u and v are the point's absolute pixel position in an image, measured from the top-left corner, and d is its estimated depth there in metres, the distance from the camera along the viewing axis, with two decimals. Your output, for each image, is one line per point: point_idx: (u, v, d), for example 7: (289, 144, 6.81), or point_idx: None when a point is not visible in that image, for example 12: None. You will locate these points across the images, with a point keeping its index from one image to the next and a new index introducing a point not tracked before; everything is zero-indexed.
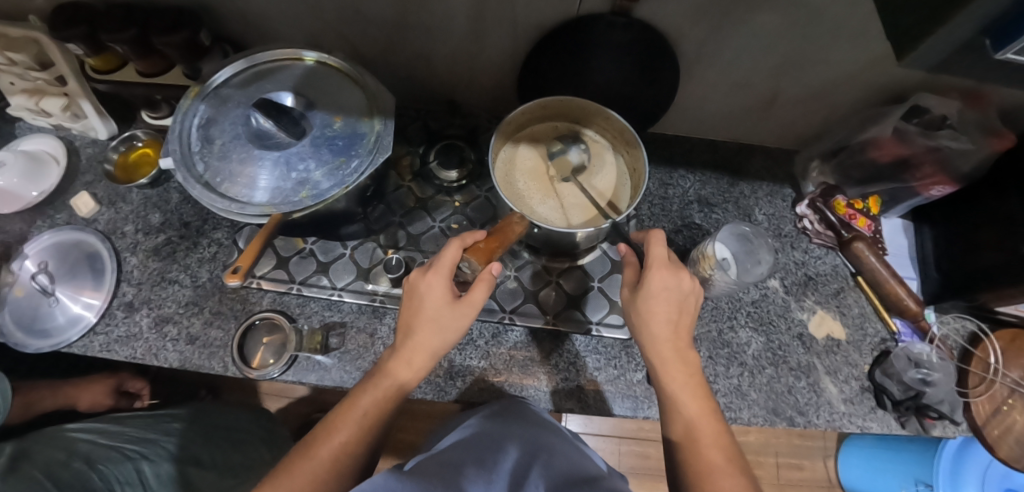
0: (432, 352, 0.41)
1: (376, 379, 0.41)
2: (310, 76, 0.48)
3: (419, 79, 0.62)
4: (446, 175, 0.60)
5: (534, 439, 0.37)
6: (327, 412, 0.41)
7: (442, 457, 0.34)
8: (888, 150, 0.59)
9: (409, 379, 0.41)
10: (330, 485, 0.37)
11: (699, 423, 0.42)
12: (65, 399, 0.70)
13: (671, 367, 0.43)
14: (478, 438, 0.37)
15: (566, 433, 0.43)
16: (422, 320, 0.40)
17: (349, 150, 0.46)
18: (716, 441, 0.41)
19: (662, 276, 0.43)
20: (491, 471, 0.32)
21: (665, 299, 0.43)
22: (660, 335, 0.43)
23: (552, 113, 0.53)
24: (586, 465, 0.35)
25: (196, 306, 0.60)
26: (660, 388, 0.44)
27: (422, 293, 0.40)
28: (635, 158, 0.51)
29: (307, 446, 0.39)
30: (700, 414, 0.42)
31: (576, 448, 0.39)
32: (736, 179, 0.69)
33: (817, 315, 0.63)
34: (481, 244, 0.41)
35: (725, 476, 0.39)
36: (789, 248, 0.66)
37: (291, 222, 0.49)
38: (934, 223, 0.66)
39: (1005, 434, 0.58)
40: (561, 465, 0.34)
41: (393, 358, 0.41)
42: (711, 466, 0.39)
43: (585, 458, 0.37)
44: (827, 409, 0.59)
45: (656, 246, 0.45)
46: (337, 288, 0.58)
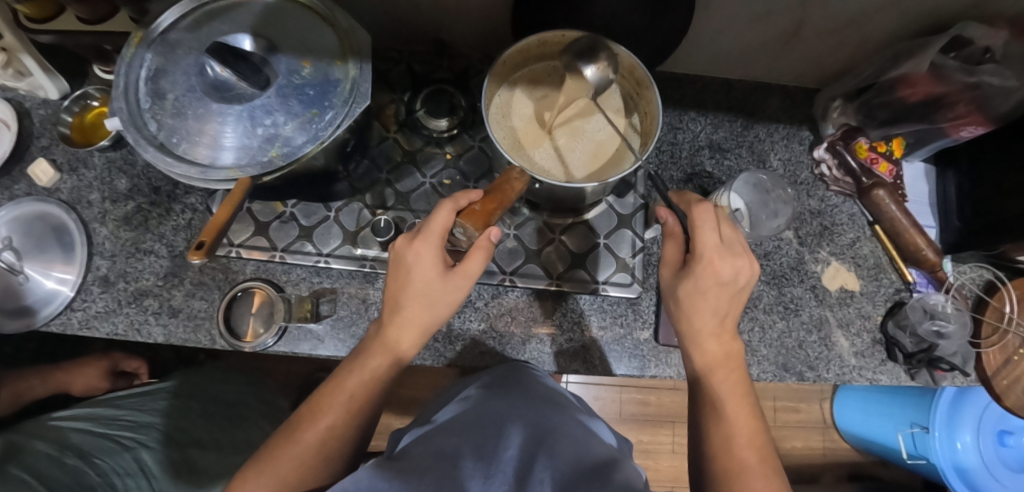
0: (423, 328, 0.38)
1: (364, 359, 0.38)
2: (269, 14, 0.43)
3: (401, 15, 0.55)
4: (436, 124, 0.55)
5: (539, 421, 0.36)
6: (315, 390, 0.38)
7: (436, 441, 0.32)
8: (918, 89, 0.54)
9: (402, 355, 0.39)
10: (318, 471, 0.35)
11: (733, 415, 0.40)
12: (59, 386, 0.69)
13: (710, 359, 0.42)
14: (480, 419, 0.35)
15: (566, 405, 0.41)
16: (411, 294, 0.37)
17: (322, 100, 0.41)
18: (746, 433, 0.40)
19: (713, 267, 0.39)
20: (490, 464, 0.29)
21: (716, 289, 0.40)
22: (703, 329, 0.41)
23: (553, 50, 0.47)
24: (593, 445, 0.34)
25: (176, 278, 0.56)
26: (693, 367, 0.43)
27: (410, 265, 0.37)
28: (646, 100, 0.45)
29: (293, 429, 0.36)
30: (734, 403, 0.41)
31: (581, 424, 0.37)
32: (751, 121, 0.63)
33: (831, 267, 0.60)
34: (477, 207, 0.36)
35: (757, 477, 0.37)
36: (805, 196, 0.62)
37: (265, 188, 0.45)
38: (958, 168, 0.62)
39: (1013, 384, 0.58)
40: (570, 453, 0.32)
41: (382, 334, 0.38)
42: (743, 466, 0.38)
43: (592, 435, 0.36)
44: (837, 362, 0.58)
45: (705, 231, 0.40)
46: (323, 254, 0.54)
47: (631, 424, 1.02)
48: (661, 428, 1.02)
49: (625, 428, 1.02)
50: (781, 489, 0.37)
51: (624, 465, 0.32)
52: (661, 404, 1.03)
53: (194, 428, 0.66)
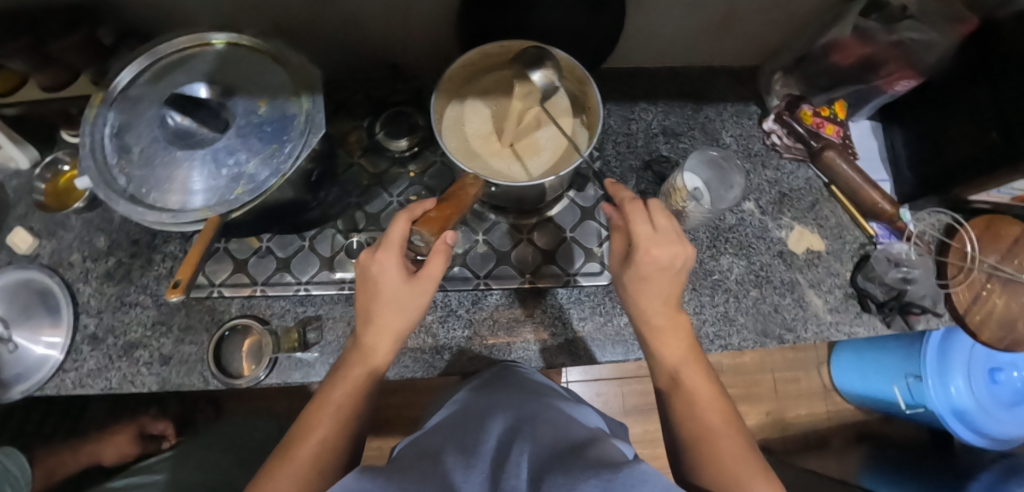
0: (396, 334, 0.40)
1: (344, 371, 0.40)
2: (222, 61, 0.46)
3: (353, 46, 0.58)
4: (396, 144, 0.56)
5: (522, 410, 0.37)
6: (302, 413, 0.39)
7: (429, 442, 0.34)
8: (850, 52, 0.57)
9: (380, 363, 0.41)
10: (315, 486, 0.35)
11: (693, 386, 0.43)
12: (88, 458, 0.70)
13: (662, 335, 0.44)
14: (466, 416, 0.37)
15: (548, 394, 0.43)
16: (381, 304, 0.39)
17: (280, 135, 0.43)
18: (708, 397, 0.43)
19: (652, 257, 0.41)
20: (472, 456, 0.31)
21: (660, 272, 0.42)
22: (651, 309, 0.44)
23: (497, 61, 0.49)
24: (573, 431, 0.35)
25: (163, 325, 0.57)
26: (661, 364, 0.45)
27: (376, 276, 0.38)
28: (588, 97, 0.47)
29: (288, 446, 0.37)
30: (691, 370, 0.44)
31: (564, 413, 0.38)
32: (701, 104, 0.66)
33: (795, 231, 0.63)
34: (433, 214, 0.38)
35: (722, 438, 0.40)
36: (761, 168, 0.65)
37: (235, 224, 0.47)
38: (902, 122, 0.65)
39: (986, 319, 0.60)
40: (548, 434, 0.33)
41: (359, 347, 0.40)
42: (709, 429, 0.41)
43: (572, 421, 0.37)
44: (814, 320, 0.60)
45: (640, 225, 0.42)
46: (302, 282, 0.56)
47: (636, 416, 1.02)
48: None
49: (631, 420, 1.02)
50: (746, 444, 0.40)
51: (602, 444, 0.33)
52: None
53: (235, 478, 0.68)
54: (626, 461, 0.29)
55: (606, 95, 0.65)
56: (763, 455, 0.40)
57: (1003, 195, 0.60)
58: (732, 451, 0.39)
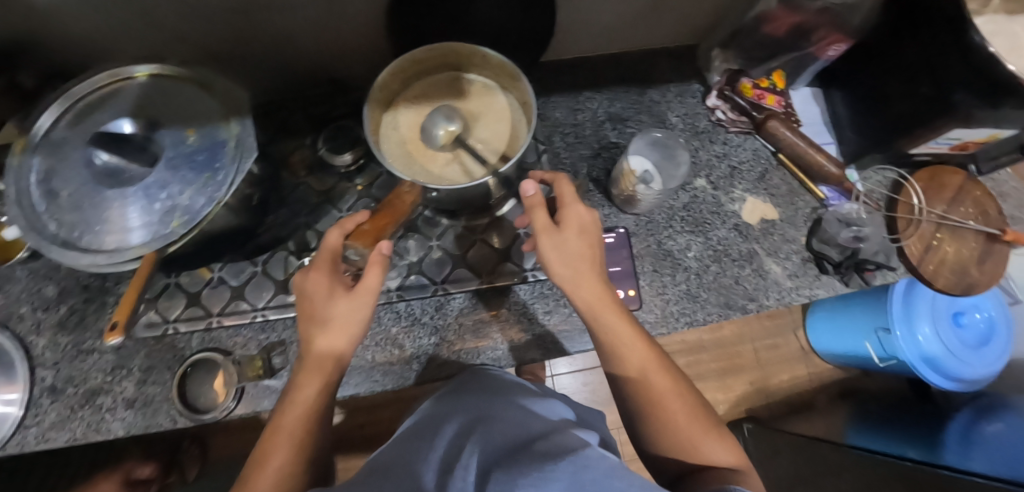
0: (341, 350, 0.40)
1: (293, 394, 0.40)
2: (146, 94, 0.44)
3: (288, 64, 0.57)
4: (340, 159, 0.56)
5: (479, 410, 0.38)
6: (257, 442, 0.39)
7: (398, 451, 0.34)
8: (782, 21, 0.57)
9: (331, 381, 0.41)
10: None
11: (636, 356, 0.44)
12: None
13: (600, 307, 0.44)
14: (426, 423, 0.38)
15: (509, 392, 0.43)
16: (318, 321, 0.39)
17: (212, 163, 0.42)
18: (653, 362, 0.44)
19: (579, 211, 0.45)
20: (425, 462, 0.31)
21: (578, 234, 0.44)
22: (584, 279, 0.44)
23: (428, 65, 0.49)
24: (530, 424, 0.35)
25: (123, 369, 0.56)
26: (603, 336, 0.45)
27: (310, 294, 0.39)
28: (522, 92, 0.47)
29: (246, 477, 0.37)
30: (634, 339, 0.44)
31: (524, 409, 0.38)
32: (644, 87, 0.67)
33: (748, 203, 0.64)
34: (365, 226, 0.39)
35: (673, 398, 0.42)
36: (709, 144, 0.66)
37: (175, 257, 0.45)
38: (838, 86, 0.66)
39: (939, 267, 0.62)
40: (503, 430, 0.34)
41: (305, 368, 0.40)
42: (661, 393, 0.42)
43: (531, 415, 0.37)
44: (775, 287, 0.61)
45: (564, 185, 0.46)
46: (258, 308, 0.55)
47: None
48: None
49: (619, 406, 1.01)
50: (692, 396, 0.43)
51: (558, 435, 0.33)
52: None
53: None
54: (576, 449, 0.30)
55: (550, 87, 0.65)
56: (706, 402, 0.44)
57: (942, 146, 0.61)
58: (683, 409, 0.42)
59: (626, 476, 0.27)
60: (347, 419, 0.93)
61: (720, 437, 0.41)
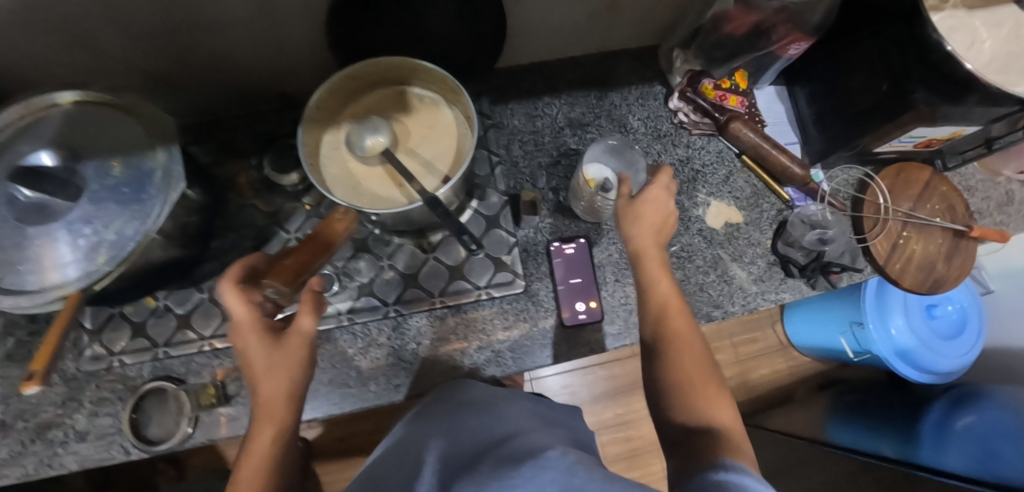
0: (289, 396, 0.39)
1: (249, 444, 0.38)
2: (69, 123, 0.42)
3: (230, 78, 0.55)
4: (287, 178, 0.54)
5: (449, 427, 0.42)
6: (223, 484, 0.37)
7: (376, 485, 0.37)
8: (739, 21, 0.55)
9: (288, 425, 0.39)
10: None
11: (665, 303, 0.46)
12: None
13: (653, 260, 0.47)
14: (405, 449, 0.41)
15: (483, 403, 0.46)
16: (259, 373, 0.37)
17: (139, 195, 0.41)
18: (678, 315, 0.45)
19: (660, 181, 0.48)
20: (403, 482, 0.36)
21: (652, 199, 0.48)
22: (642, 235, 0.47)
23: (369, 79, 0.47)
24: (495, 430, 0.40)
25: (74, 401, 0.54)
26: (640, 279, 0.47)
27: (243, 351, 0.37)
28: (465, 108, 0.45)
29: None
30: (667, 291, 0.46)
31: (492, 418, 0.43)
32: (604, 91, 0.65)
33: (712, 207, 0.63)
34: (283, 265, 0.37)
35: (692, 360, 0.43)
36: (671, 147, 0.64)
37: (104, 295, 0.43)
38: (801, 84, 0.65)
39: (906, 265, 0.61)
40: (470, 447, 0.38)
41: (256, 421, 0.38)
42: (683, 350, 0.43)
43: (498, 424, 0.42)
44: (740, 293, 0.60)
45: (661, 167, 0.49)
46: (205, 337, 0.54)
47: (605, 401, 1.00)
48: (634, 396, 1.00)
49: (600, 407, 1.00)
50: (708, 367, 0.43)
51: (525, 438, 0.37)
52: (629, 373, 1.01)
53: None
54: (538, 452, 0.34)
55: (507, 94, 0.63)
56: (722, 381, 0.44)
57: (906, 145, 0.60)
58: (694, 370, 0.42)
59: (581, 471, 0.30)
60: (324, 432, 0.92)
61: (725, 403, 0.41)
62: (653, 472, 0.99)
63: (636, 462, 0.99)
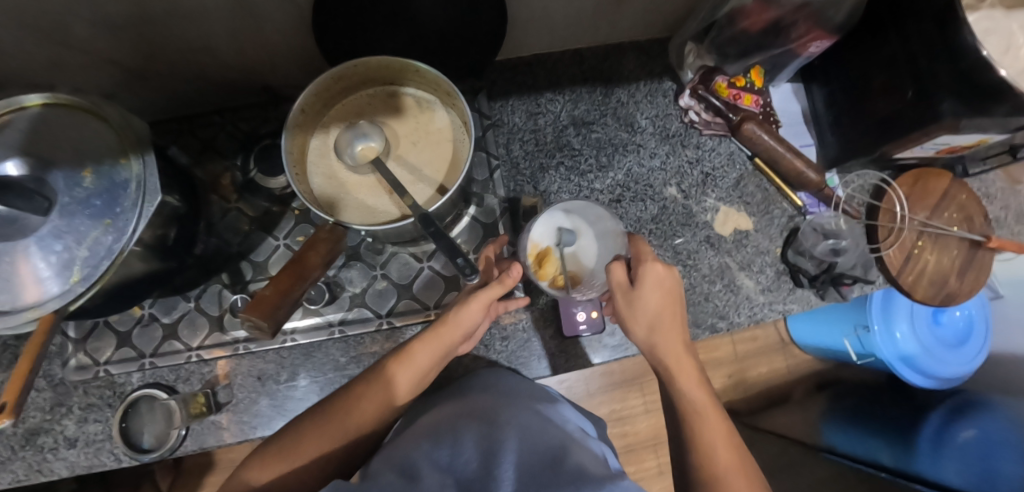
0: (444, 347, 0.43)
1: (378, 376, 0.43)
2: (39, 127, 0.38)
3: (208, 68, 0.52)
4: (276, 182, 0.51)
5: (492, 413, 0.41)
6: (377, 363, 0.44)
7: (397, 454, 0.36)
8: (755, 18, 0.52)
9: (423, 368, 0.43)
10: (295, 475, 0.40)
11: (708, 426, 0.42)
12: None
13: (682, 369, 0.44)
14: (437, 424, 0.40)
15: (515, 393, 0.45)
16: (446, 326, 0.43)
17: (113, 208, 0.38)
18: (722, 438, 0.41)
19: (658, 271, 0.44)
20: (456, 450, 0.36)
21: (655, 290, 0.44)
22: (664, 342, 0.45)
23: (357, 79, 0.43)
24: (545, 428, 0.39)
25: (62, 407, 0.53)
26: (674, 392, 0.44)
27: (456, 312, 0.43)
28: (462, 111, 0.42)
29: (353, 400, 0.42)
30: (705, 409, 0.43)
31: (536, 413, 0.42)
32: (610, 87, 0.61)
33: (720, 213, 0.60)
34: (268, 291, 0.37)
35: (737, 477, 0.39)
36: (680, 148, 0.61)
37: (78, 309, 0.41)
38: (819, 82, 0.61)
39: (919, 277, 0.59)
40: (519, 438, 0.37)
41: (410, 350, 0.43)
42: (723, 468, 0.40)
43: (545, 422, 0.40)
44: (746, 303, 0.58)
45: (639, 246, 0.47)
46: (192, 349, 0.52)
47: (601, 397, 0.99)
48: (631, 392, 0.99)
49: (596, 402, 0.99)
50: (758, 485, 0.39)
51: (576, 451, 0.36)
52: (627, 369, 0.99)
53: None
54: (602, 473, 0.33)
55: (506, 90, 0.60)
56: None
57: (928, 150, 0.57)
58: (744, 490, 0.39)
59: None
60: None
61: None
62: (647, 467, 1.00)
63: (631, 457, 1.00)
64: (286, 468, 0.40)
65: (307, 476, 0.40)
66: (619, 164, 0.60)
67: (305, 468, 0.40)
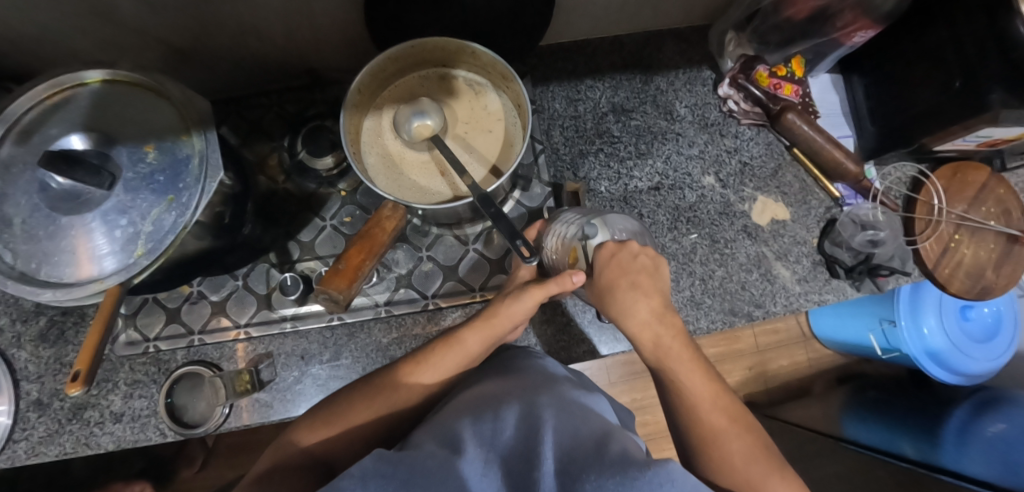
0: (493, 334, 0.43)
1: (432, 359, 0.42)
2: (101, 103, 0.37)
3: (256, 49, 0.52)
4: (322, 163, 0.52)
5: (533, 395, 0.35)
6: (423, 345, 0.44)
7: (437, 427, 0.33)
8: (800, 6, 0.51)
9: (473, 354, 0.43)
10: (344, 447, 0.39)
11: (693, 385, 0.39)
12: None
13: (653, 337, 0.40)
14: (479, 399, 0.36)
15: (550, 379, 0.40)
16: (500, 316, 0.43)
17: (175, 184, 0.36)
18: (713, 400, 0.39)
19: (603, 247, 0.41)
20: (496, 424, 0.31)
21: (609, 268, 0.41)
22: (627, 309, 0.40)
23: (414, 61, 0.44)
24: (594, 413, 0.34)
25: (108, 383, 0.53)
26: (653, 362, 0.41)
27: (510, 303, 0.43)
28: (517, 94, 0.42)
29: (399, 376, 0.42)
30: (690, 375, 0.39)
31: (586, 397, 0.37)
32: (650, 74, 0.61)
33: (759, 202, 0.60)
34: (341, 270, 0.43)
35: (732, 437, 0.38)
36: (719, 137, 0.61)
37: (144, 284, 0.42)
38: (860, 73, 0.61)
39: (955, 271, 0.59)
40: (564, 417, 0.32)
41: (461, 333, 0.43)
42: (715, 430, 0.38)
43: (589, 408, 0.35)
44: (783, 293, 0.59)
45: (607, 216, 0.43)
46: (240, 325, 0.54)
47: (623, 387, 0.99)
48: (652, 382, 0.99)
49: (617, 391, 0.99)
50: (755, 442, 0.38)
51: (621, 436, 0.32)
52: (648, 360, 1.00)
53: None
54: (652, 457, 0.28)
55: (547, 76, 0.61)
56: (778, 449, 0.38)
57: (969, 144, 0.57)
58: (743, 450, 0.37)
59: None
60: None
61: (783, 480, 0.37)
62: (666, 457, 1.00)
63: (651, 447, 1.00)
64: (337, 433, 0.39)
65: (354, 442, 0.39)
66: (658, 152, 0.60)
67: (350, 436, 0.39)
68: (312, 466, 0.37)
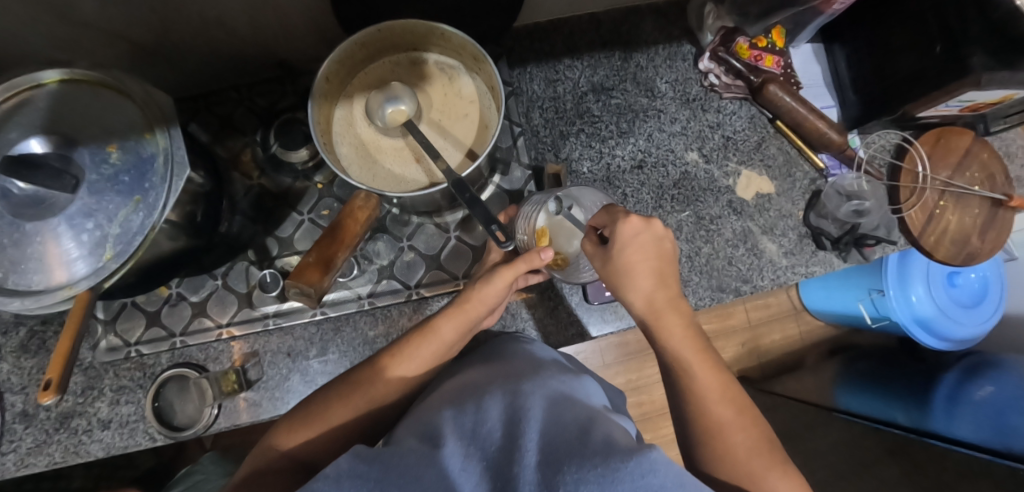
0: (466, 321, 0.43)
1: (407, 350, 0.42)
2: (58, 103, 0.36)
3: (222, 42, 0.50)
4: (296, 156, 0.51)
5: (516, 383, 0.35)
6: (399, 336, 0.43)
7: (421, 419, 0.33)
8: None
9: (446, 342, 0.43)
10: (324, 444, 0.39)
11: (700, 373, 0.38)
12: None
13: (665, 323, 0.40)
14: (464, 388, 0.36)
15: (535, 364, 0.40)
16: (471, 302, 0.42)
17: (141, 184, 0.35)
18: (719, 391, 0.38)
19: (631, 226, 0.39)
20: (479, 418, 0.31)
21: (633, 251, 0.39)
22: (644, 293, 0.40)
23: (383, 46, 0.42)
24: (578, 400, 0.34)
25: (94, 390, 0.53)
26: (663, 348, 0.40)
27: (480, 288, 0.42)
28: (489, 76, 0.41)
29: (378, 368, 0.41)
30: (698, 365, 0.39)
31: (568, 381, 0.37)
32: (629, 51, 0.60)
33: (742, 177, 0.59)
34: (312, 263, 0.42)
35: (735, 431, 0.37)
36: (701, 112, 0.60)
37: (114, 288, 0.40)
38: (841, 41, 0.60)
39: (940, 237, 0.59)
40: (547, 407, 0.31)
41: (433, 322, 0.42)
42: (721, 422, 0.37)
43: (574, 394, 0.35)
44: (769, 267, 0.58)
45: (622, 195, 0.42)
46: (222, 325, 0.53)
47: (618, 368, 0.99)
48: (646, 362, 1.00)
49: (612, 373, 0.99)
50: (759, 436, 0.37)
51: (606, 423, 0.31)
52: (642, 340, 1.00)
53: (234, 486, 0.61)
54: (638, 445, 0.28)
55: (524, 57, 0.59)
56: (781, 444, 0.37)
57: (951, 109, 0.56)
58: (745, 444, 0.36)
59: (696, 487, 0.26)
60: None
61: (786, 475, 0.35)
62: (664, 435, 1.01)
63: (648, 426, 1.01)
64: (318, 433, 0.39)
65: (336, 440, 0.39)
66: (640, 130, 0.59)
67: (332, 435, 0.39)
68: (291, 467, 0.37)
